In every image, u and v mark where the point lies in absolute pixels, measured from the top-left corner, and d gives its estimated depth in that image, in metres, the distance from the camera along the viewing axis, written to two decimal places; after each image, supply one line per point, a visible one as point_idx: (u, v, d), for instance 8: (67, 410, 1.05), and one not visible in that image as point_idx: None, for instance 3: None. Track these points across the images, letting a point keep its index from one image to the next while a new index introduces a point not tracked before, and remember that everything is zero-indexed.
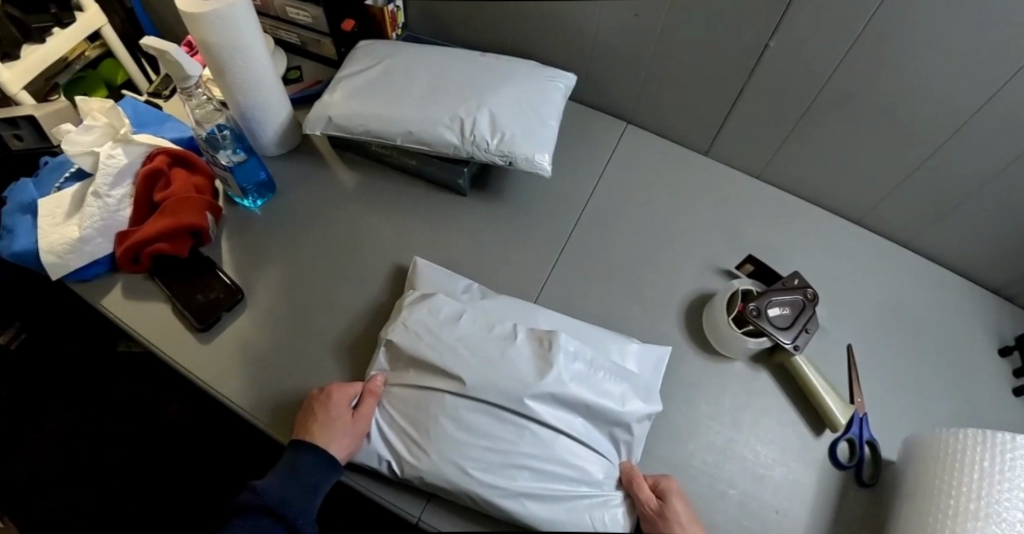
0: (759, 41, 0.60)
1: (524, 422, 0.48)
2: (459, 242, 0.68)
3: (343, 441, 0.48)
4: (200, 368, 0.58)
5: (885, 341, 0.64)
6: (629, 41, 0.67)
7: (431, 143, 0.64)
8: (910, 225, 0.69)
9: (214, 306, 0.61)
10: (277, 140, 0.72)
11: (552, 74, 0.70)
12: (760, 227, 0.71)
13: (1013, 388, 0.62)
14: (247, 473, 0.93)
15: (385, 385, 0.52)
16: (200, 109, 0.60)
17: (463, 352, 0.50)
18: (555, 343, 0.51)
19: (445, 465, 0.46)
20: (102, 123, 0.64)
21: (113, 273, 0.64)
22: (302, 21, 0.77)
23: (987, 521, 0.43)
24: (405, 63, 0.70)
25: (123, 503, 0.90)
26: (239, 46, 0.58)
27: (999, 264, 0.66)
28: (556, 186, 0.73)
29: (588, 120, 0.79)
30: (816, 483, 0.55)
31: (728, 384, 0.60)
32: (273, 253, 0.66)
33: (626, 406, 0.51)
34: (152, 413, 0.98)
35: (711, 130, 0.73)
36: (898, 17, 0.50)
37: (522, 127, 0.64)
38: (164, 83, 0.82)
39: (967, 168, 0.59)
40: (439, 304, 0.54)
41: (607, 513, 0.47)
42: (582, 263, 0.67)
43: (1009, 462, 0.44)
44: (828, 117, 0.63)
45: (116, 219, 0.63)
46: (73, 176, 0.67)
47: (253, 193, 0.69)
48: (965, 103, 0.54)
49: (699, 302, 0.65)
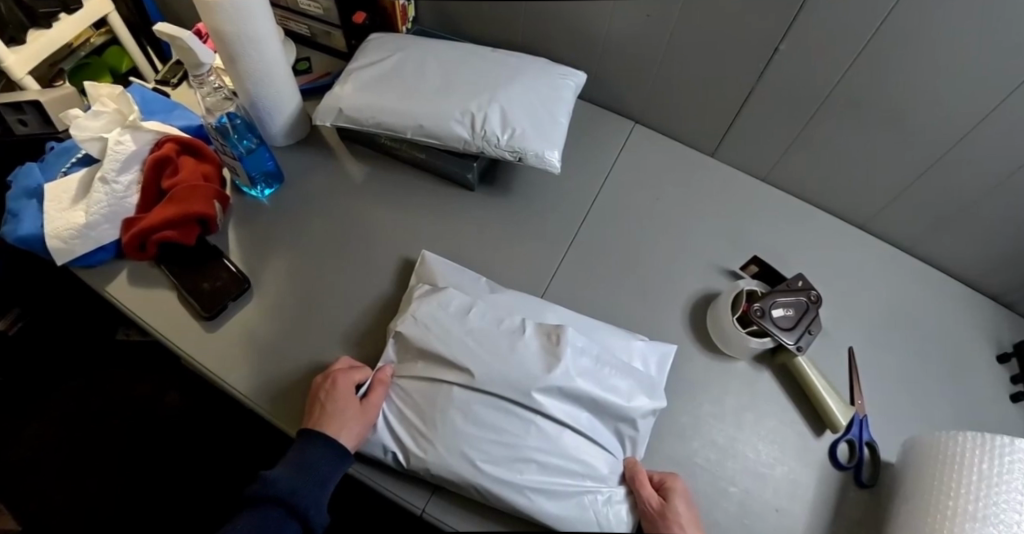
0: (770, 43, 0.60)
1: (530, 416, 0.48)
2: (467, 237, 0.68)
3: (354, 431, 0.48)
4: (205, 358, 0.58)
5: (885, 345, 0.65)
6: (639, 37, 0.67)
7: (441, 136, 0.64)
8: (914, 231, 0.69)
9: (220, 294, 0.61)
10: (285, 131, 0.72)
11: (563, 71, 0.70)
12: (766, 230, 0.72)
13: (1011, 394, 0.63)
14: (248, 468, 0.93)
15: (394, 376, 0.52)
16: (211, 97, 0.60)
17: (473, 345, 0.50)
18: (563, 338, 0.51)
19: (452, 457, 0.47)
20: (111, 110, 0.64)
21: (119, 259, 0.64)
22: (313, 12, 0.77)
23: (985, 523, 0.44)
24: (419, 57, 0.70)
25: (118, 496, 0.90)
26: (251, 36, 0.58)
27: (1000, 272, 0.66)
28: (564, 184, 0.73)
29: (596, 119, 0.79)
30: (815, 482, 0.56)
31: (731, 383, 0.61)
32: (279, 243, 0.67)
33: (632, 402, 0.51)
34: (147, 404, 0.97)
35: (720, 132, 0.74)
36: (907, 24, 0.51)
37: (532, 123, 0.64)
38: (172, 71, 0.81)
39: (975, 172, 0.59)
40: (449, 297, 0.55)
41: (611, 509, 0.48)
42: (588, 261, 0.67)
43: (1008, 465, 0.45)
44: (834, 121, 0.64)
45: (122, 205, 0.63)
46: (81, 161, 0.67)
47: (261, 182, 0.69)
48: (969, 113, 0.55)
49: (704, 303, 0.66)
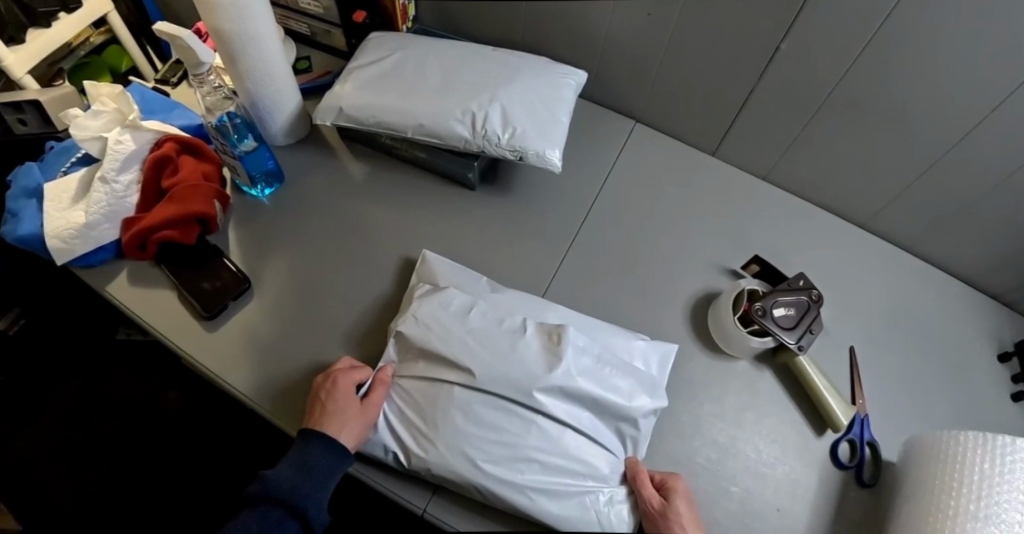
0: (771, 43, 0.60)
1: (531, 416, 0.48)
2: (467, 236, 0.68)
3: (354, 431, 0.48)
4: (205, 358, 0.58)
5: (886, 344, 0.65)
6: (640, 37, 0.67)
7: (442, 135, 0.64)
8: (915, 230, 0.69)
9: (220, 294, 0.61)
10: (285, 130, 0.72)
11: (563, 70, 0.70)
12: (767, 229, 0.72)
13: (1011, 393, 0.63)
14: (248, 468, 0.93)
15: (395, 376, 0.52)
16: (211, 97, 0.60)
17: (474, 344, 0.50)
18: (564, 337, 0.51)
19: (453, 457, 0.46)
20: (110, 109, 0.64)
21: (119, 259, 0.64)
22: (313, 10, 0.77)
23: (986, 522, 0.43)
24: (419, 55, 0.70)
25: (118, 497, 0.90)
26: (252, 35, 0.58)
27: (1000, 271, 0.66)
28: (564, 183, 0.73)
29: (596, 118, 0.79)
30: (816, 482, 0.56)
31: (732, 383, 0.61)
32: (280, 243, 0.66)
33: (634, 401, 0.51)
34: (147, 404, 0.97)
35: (721, 131, 0.73)
36: (907, 24, 0.51)
37: (532, 123, 0.64)
38: (172, 70, 0.81)
39: (976, 172, 0.59)
40: (450, 296, 0.54)
41: (612, 509, 0.48)
42: (589, 260, 0.67)
43: (1009, 465, 0.44)
44: (835, 120, 0.63)
45: (122, 205, 0.62)
46: (80, 161, 0.67)
47: (261, 181, 0.69)
48: (969, 113, 0.54)
49: (705, 302, 0.65)
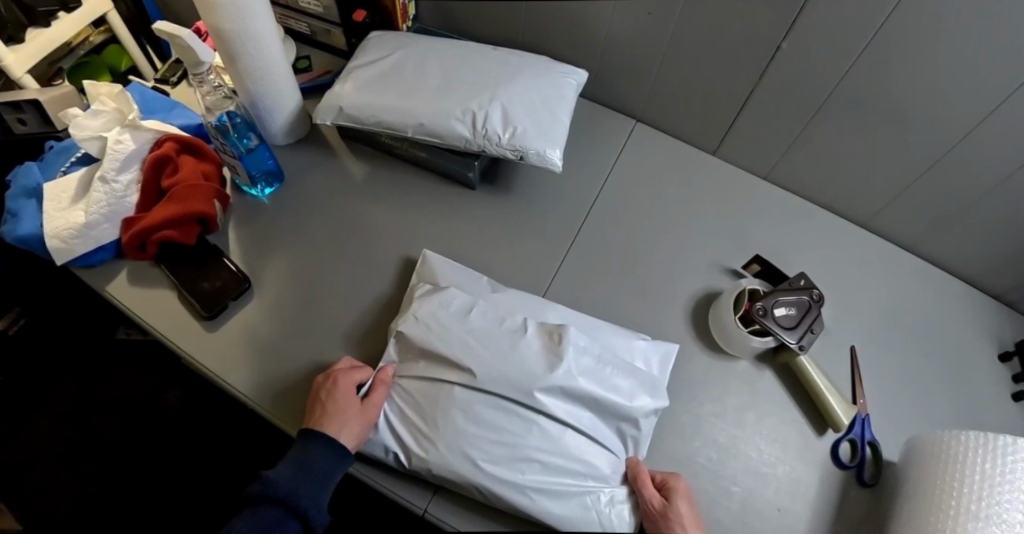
0: (772, 43, 0.60)
1: (532, 416, 0.48)
2: (467, 236, 0.68)
3: (354, 431, 0.48)
4: (205, 357, 0.58)
5: (887, 344, 0.65)
6: (640, 36, 0.67)
7: (442, 135, 0.64)
8: (916, 230, 0.69)
9: (220, 294, 0.61)
10: (285, 130, 0.72)
11: (564, 70, 0.70)
12: (768, 229, 0.72)
13: (1012, 392, 0.63)
14: (248, 468, 0.93)
15: (395, 376, 0.52)
16: (211, 96, 0.60)
17: (474, 344, 0.50)
18: (565, 337, 0.51)
19: (453, 457, 0.46)
20: (110, 109, 0.64)
21: (119, 259, 0.63)
22: (313, 9, 0.77)
23: (987, 522, 0.43)
24: (419, 55, 0.70)
25: (118, 497, 0.90)
26: (252, 35, 0.57)
27: (1001, 271, 0.66)
28: (565, 183, 0.73)
29: (597, 117, 0.79)
30: (817, 482, 0.55)
31: (733, 382, 0.61)
32: (280, 243, 0.66)
33: (634, 401, 0.51)
34: (147, 404, 0.97)
35: (722, 131, 0.73)
36: (908, 24, 0.51)
37: (533, 122, 0.64)
38: (172, 69, 0.81)
39: (976, 172, 0.59)
40: (450, 296, 0.54)
41: (612, 509, 0.48)
42: (589, 261, 0.67)
43: (1010, 465, 0.44)
44: (836, 119, 0.63)
45: (122, 204, 0.62)
46: (80, 161, 0.66)
47: (261, 181, 0.68)
48: (970, 113, 0.54)
49: (706, 301, 0.65)
